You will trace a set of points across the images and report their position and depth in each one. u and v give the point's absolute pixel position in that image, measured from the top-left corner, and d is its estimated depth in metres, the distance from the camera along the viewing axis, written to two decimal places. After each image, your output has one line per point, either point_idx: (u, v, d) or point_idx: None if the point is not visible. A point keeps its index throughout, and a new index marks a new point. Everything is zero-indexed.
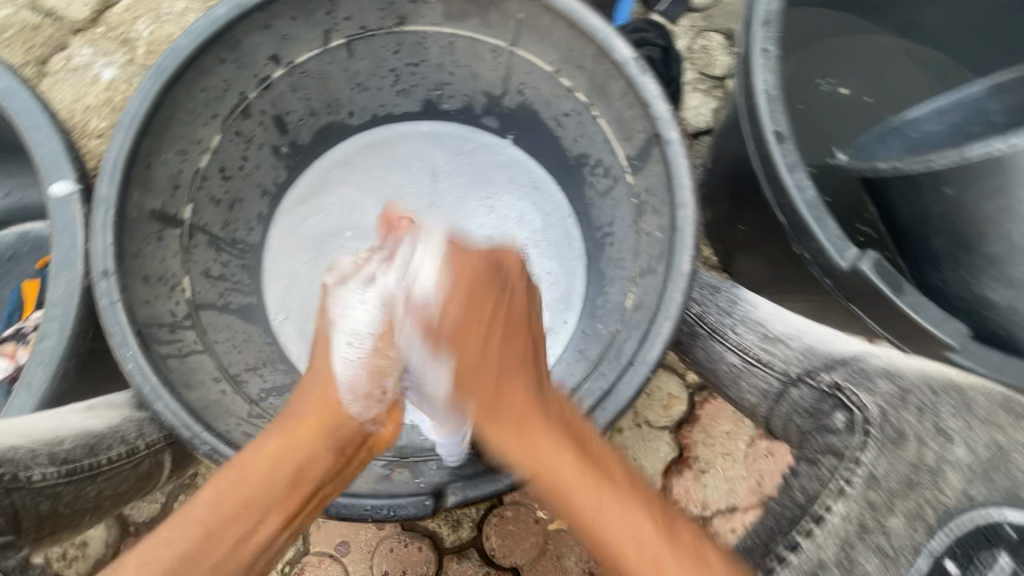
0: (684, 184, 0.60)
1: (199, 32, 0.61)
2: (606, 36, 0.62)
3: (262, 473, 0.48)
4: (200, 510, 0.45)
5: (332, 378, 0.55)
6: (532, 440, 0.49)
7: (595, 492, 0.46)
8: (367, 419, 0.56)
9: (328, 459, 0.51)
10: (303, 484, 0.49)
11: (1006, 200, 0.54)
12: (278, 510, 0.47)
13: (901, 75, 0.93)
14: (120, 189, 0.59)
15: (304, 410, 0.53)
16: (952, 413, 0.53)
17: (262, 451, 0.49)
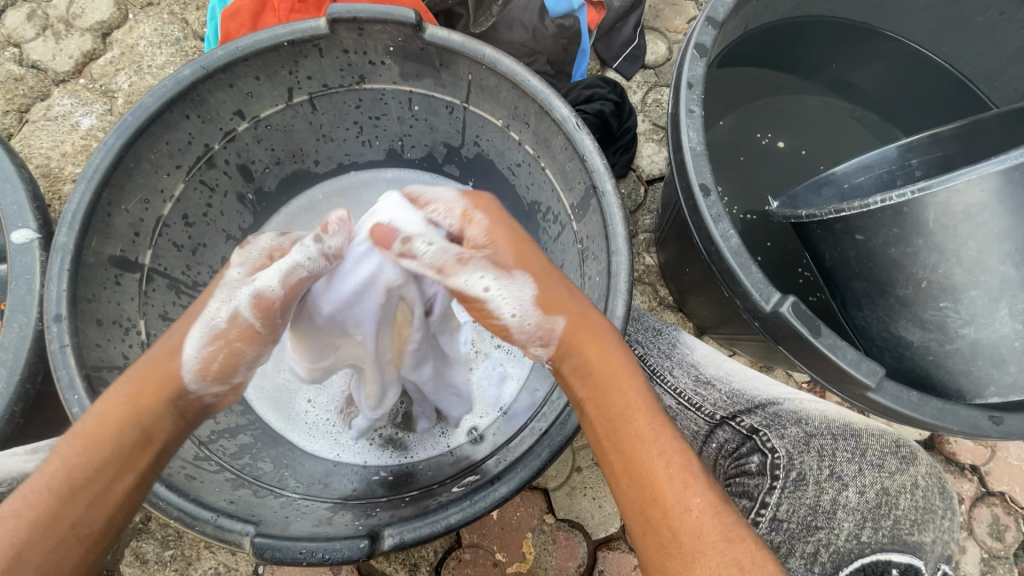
0: (618, 232, 0.64)
1: (165, 91, 0.66)
2: (546, 96, 0.68)
3: (104, 429, 0.46)
4: (40, 481, 0.43)
5: (175, 342, 0.51)
6: (615, 382, 0.49)
7: (635, 416, 0.47)
8: (210, 388, 0.52)
9: (176, 419, 0.50)
10: (156, 441, 0.48)
11: (909, 247, 0.59)
12: (129, 470, 0.46)
13: (835, 129, 0.99)
14: (79, 236, 0.62)
15: (139, 372, 0.50)
16: (849, 458, 0.55)
17: (105, 412, 0.47)
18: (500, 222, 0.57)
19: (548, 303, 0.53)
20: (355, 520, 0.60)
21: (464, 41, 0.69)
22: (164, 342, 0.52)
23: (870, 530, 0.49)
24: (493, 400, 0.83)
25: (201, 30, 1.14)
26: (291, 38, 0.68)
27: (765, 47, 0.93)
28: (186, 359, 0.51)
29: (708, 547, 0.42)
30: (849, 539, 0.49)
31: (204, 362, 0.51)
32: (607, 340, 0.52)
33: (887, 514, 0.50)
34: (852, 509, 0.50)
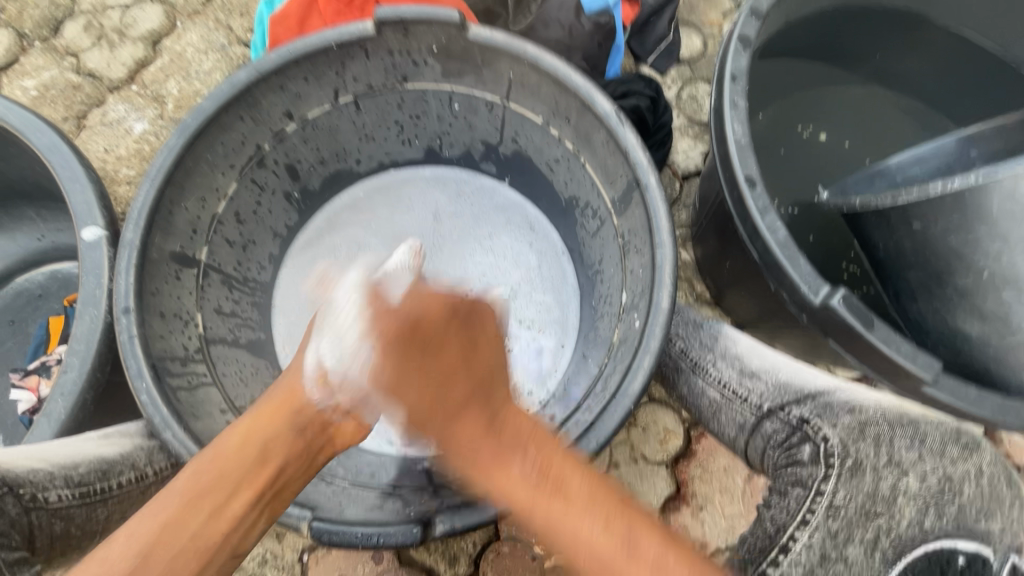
0: (662, 226, 0.64)
1: (222, 94, 0.69)
2: (588, 92, 0.68)
3: (240, 445, 0.53)
4: (178, 487, 0.49)
5: (303, 363, 0.63)
6: (473, 449, 0.53)
7: (489, 469, 0.52)
8: (329, 406, 0.61)
9: (292, 439, 0.56)
10: (271, 461, 0.53)
11: (969, 234, 0.58)
12: (247, 483, 0.51)
13: (879, 121, 0.97)
14: (144, 233, 0.65)
15: (274, 396, 0.60)
16: (907, 446, 0.57)
17: (237, 429, 0.55)
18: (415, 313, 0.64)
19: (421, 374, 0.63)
20: (403, 507, 0.62)
21: (505, 39, 0.70)
22: (296, 365, 0.64)
23: (932, 516, 0.53)
24: (534, 375, 0.86)
25: (246, 36, 1.18)
26: (338, 39, 0.70)
27: (806, 38, 0.91)
28: (313, 386, 0.61)
29: None
30: (911, 525, 0.53)
31: (324, 384, 0.62)
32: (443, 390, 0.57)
33: (950, 500, 0.54)
34: (913, 496, 0.54)
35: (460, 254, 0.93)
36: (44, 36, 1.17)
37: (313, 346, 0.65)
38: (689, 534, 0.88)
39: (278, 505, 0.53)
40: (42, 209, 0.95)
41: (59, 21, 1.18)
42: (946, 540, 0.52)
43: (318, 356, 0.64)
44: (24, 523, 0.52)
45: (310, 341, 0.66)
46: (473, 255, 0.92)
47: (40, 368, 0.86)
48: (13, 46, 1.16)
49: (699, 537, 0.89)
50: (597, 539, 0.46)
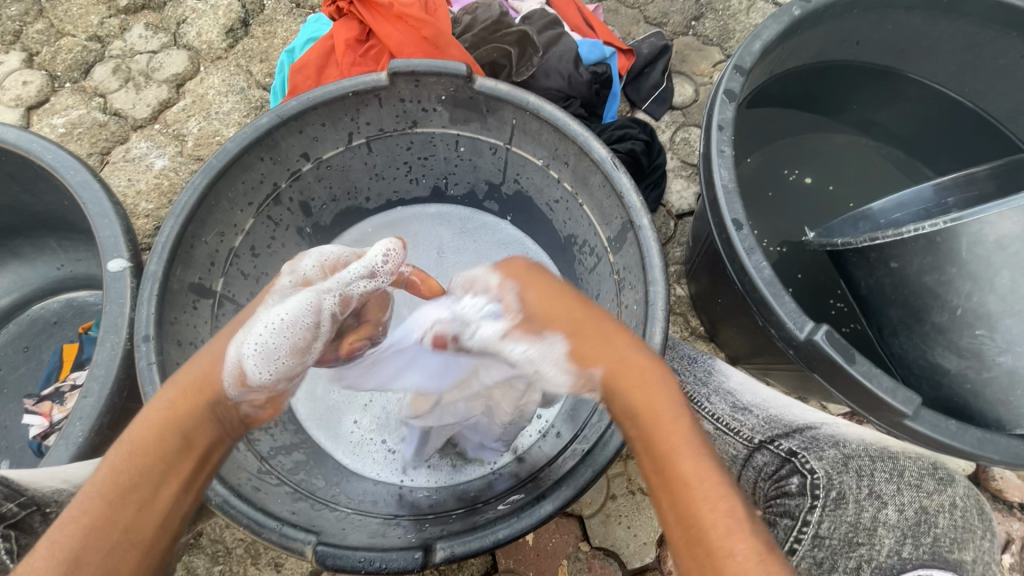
0: (655, 264, 0.68)
1: (245, 137, 0.74)
2: (585, 139, 0.73)
3: (149, 437, 0.50)
4: (99, 485, 0.47)
5: (227, 354, 0.58)
6: (645, 401, 0.50)
7: (669, 473, 0.46)
8: (243, 400, 0.59)
9: (212, 425, 0.54)
10: (194, 449, 0.52)
11: (942, 274, 0.62)
12: (172, 470, 0.50)
13: (862, 167, 1.03)
14: (166, 265, 0.69)
15: (185, 381, 0.55)
16: (886, 478, 0.56)
17: (150, 418, 0.51)
18: (519, 279, 0.62)
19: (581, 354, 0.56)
20: (407, 534, 0.63)
21: (510, 90, 0.76)
22: (214, 348, 0.58)
23: (910, 546, 0.50)
24: None
25: (264, 80, 1.25)
26: (355, 89, 0.76)
27: (790, 90, 0.98)
28: (235, 385, 0.57)
29: None
30: (889, 555, 0.50)
31: (243, 383, 0.58)
32: (653, 380, 0.52)
33: (927, 531, 0.51)
34: (892, 526, 0.51)
35: None
36: (74, 78, 1.24)
37: (246, 331, 0.61)
38: None
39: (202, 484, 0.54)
40: (64, 241, 0.99)
41: (89, 64, 1.25)
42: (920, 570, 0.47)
43: (242, 351, 0.59)
44: None
45: (243, 326, 0.61)
46: None
47: (54, 394, 0.89)
48: (44, 87, 1.23)
49: None
50: (746, 542, 0.42)
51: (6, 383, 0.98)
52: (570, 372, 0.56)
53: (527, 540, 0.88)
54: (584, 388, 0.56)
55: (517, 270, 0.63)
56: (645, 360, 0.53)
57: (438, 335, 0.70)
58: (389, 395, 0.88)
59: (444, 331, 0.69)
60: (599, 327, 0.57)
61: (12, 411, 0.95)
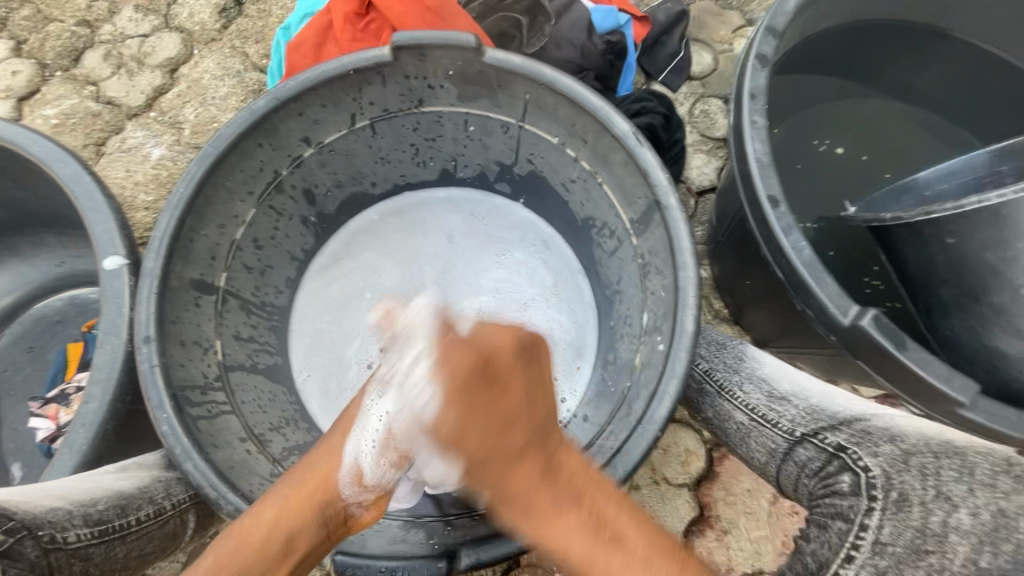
0: (685, 247, 0.63)
1: (242, 122, 0.69)
2: (606, 113, 0.68)
3: (255, 536, 0.50)
4: (199, 574, 0.48)
5: (345, 447, 0.57)
6: (553, 502, 0.51)
7: (550, 529, 0.50)
8: (357, 500, 0.56)
9: (316, 531, 0.52)
10: (292, 555, 0.51)
11: (1006, 250, 0.57)
12: (270, 570, 0.49)
13: (897, 137, 0.96)
14: (165, 261, 0.66)
15: (303, 479, 0.55)
16: (955, 476, 0.49)
17: (263, 514, 0.51)
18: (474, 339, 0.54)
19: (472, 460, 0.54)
20: (427, 541, 0.60)
21: (522, 62, 0.70)
22: (335, 446, 0.58)
23: (989, 555, 0.43)
24: None
25: (260, 62, 1.20)
26: (356, 65, 0.71)
27: (824, 51, 0.91)
28: (348, 480, 0.56)
29: None
30: (967, 564, 0.43)
31: (361, 482, 0.57)
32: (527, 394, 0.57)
33: (1008, 538, 0.44)
34: (967, 532, 0.45)
35: (474, 274, 0.92)
36: (65, 66, 1.19)
37: (362, 428, 0.58)
38: (713, 559, 0.86)
39: None
40: (61, 237, 0.96)
41: (79, 51, 1.20)
42: None
43: (359, 450, 0.57)
44: (45, 565, 0.49)
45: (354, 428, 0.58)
46: (489, 274, 0.92)
47: (59, 396, 0.86)
48: (34, 76, 1.18)
49: (724, 562, 0.86)
50: None
51: (12, 385, 0.95)
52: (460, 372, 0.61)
53: None
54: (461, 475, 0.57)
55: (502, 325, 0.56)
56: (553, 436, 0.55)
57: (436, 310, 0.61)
58: None
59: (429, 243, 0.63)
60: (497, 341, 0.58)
61: (19, 413, 0.93)
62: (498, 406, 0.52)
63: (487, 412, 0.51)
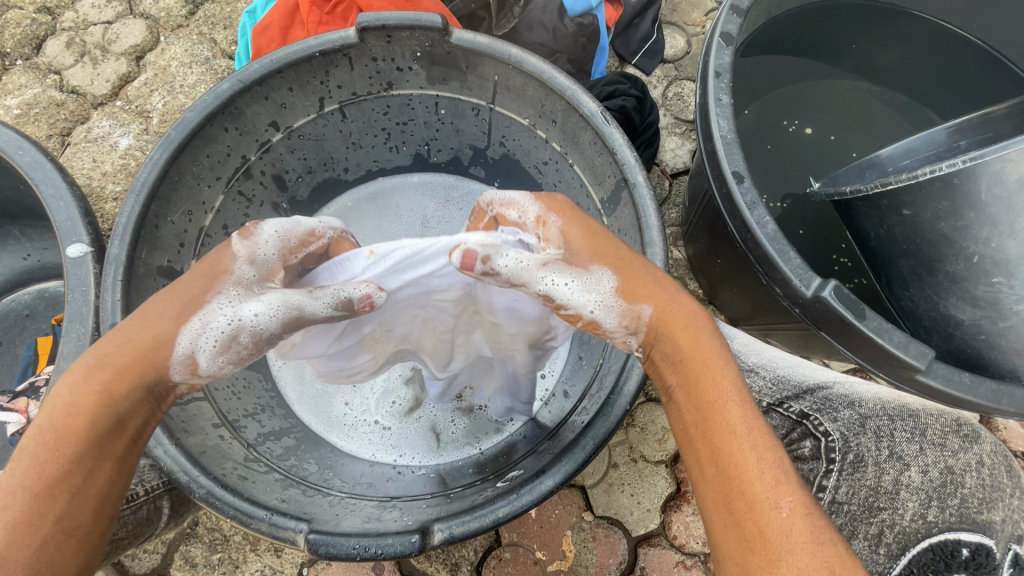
0: (653, 224, 0.64)
1: (205, 106, 0.68)
2: (573, 93, 0.68)
3: (73, 420, 0.46)
4: (15, 479, 0.43)
5: (175, 338, 0.51)
6: (694, 347, 0.50)
7: (681, 343, 0.50)
8: (186, 383, 0.53)
9: (146, 407, 0.50)
10: (126, 431, 0.48)
11: (959, 220, 0.59)
12: (108, 454, 0.47)
13: (865, 115, 0.97)
14: (130, 248, 0.64)
15: (116, 358, 0.49)
16: (908, 439, 0.56)
17: (78, 400, 0.46)
18: (572, 218, 0.57)
19: (628, 290, 0.53)
20: (402, 517, 0.61)
21: (490, 43, 0.70)
22: (160, 334, 0.51)
23: (936, 509, 0.51)
24: None
25: (230, 48, 1.18)
26: (322, 48, 0.70)
27: (788, 33, 0.93)
28: (182, 369, 0.52)
29: (800, 541, 0.41)
30: (913, 519, 0.51)
31: (196, 371, 0.53)
32: (700, 330, 0.51)
33: (953, 492, 0.52)
34: (915, 489, 0.52)
35: None
36: (26, 54, 1.16)
37: (199, 320, 0.53)
38: (691, 533, 0.87)
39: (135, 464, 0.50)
40: (26, 229, 0.94)
41: (40, 39, 1.17)
42: (948, 533, 0.50)
43: (196, 343, 0.52)
44: None
45: (194, 313, 0.53)
46: None
47: (28, 390, 0.84)
48: None
49: (701, 535, 0.87)
50: (781, 470, 0.43)
51: None
52: (616, 313, 0.53)
53: (528, 513, 0.87)
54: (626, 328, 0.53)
55: (564, 209, 0.58)
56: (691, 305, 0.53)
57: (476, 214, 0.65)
58: (376, 374, 0.84)
59: (473, 254, 0.55)
60: (645, 272, 0.54)
61: None
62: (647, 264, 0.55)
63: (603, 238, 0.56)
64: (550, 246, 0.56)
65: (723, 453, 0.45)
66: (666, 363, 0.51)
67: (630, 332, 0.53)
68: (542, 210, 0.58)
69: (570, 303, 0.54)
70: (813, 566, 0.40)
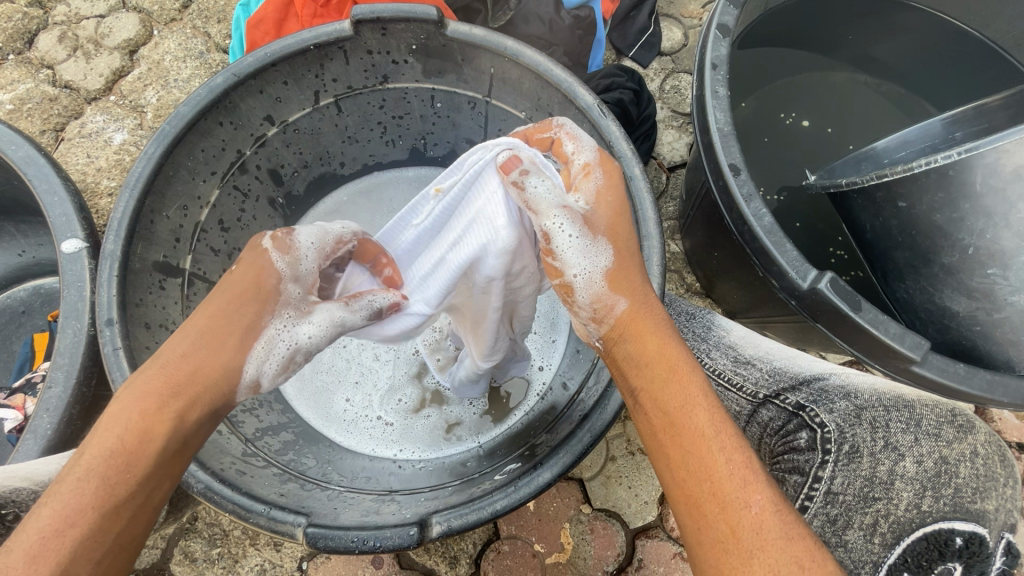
0: (649, 217, 0.63)
1: (199, 99, 0.67)
2: (569, 85, 0.68)
3: (145, 440, 0.44)
4: (84, 497, 0.41)
5: (242, 367, 0.51)
6: (661, 350, 0.50)
7: (647, 347, 0.50)
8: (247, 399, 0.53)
9: (208, 427, 0.50)
10: (188, 450, 0.48)
11: (954, 211, 0.59)
12: (169, 473, 0.46)
13: (861, 108, 0.97)
14: (125, 243, 0.64)
15: (180, 377, 0.48)
16: (903, 429, 0.56)
17: (150, 418, 0.45)
18: (614, 190, 0.55)
19: (615, 278, 0.53)
20: (401, 510, 0.61)
21: (486, 35, 0.69)
22: (223, 362, 0.50)
23: (930, 499, 0.52)
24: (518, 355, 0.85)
25: (224, 42, 1.17)
26: (316, 41, 0.69)
27: (783, 24, 0.93)
28: (244, 390, 0.52)
29: (772, 540, 0.41)
30: (908, 509, 0.52)
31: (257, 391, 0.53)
32: (665, 335, 0.51)
33: (947, 482, 0.52)
34: (910, 479, 0.53)
35: None
36: (17, 49, 1.15)
37: (262, 347, 0.52)
38: None
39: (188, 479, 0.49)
40: (21, 225, 0.93)
41: (32, 34, 1.16)
42: (942, 523, 0.50)
43: (259, 368, 0.52)
44: None
45: (255, 340, 0.52)
46: None
47: (25, 386, 0.84)
48: None
49: None
50: (750, 471, 0.44)
51: None
52: (594, 292, 0.53)
53: (527, 506, 0.87)
54: (594, 316, 0.53)
55: (613, 175, 0.55)
56: (653, 307, 0.53)
57: (510, 160, 0.56)
58: (381, 372, 0.85)
59: (518, 159, 0.55)
60: (637, 268, 0.54)
61: None
62: (629, 259, 0.54)
63: (623, 218, 0.55)
64: (579, 197, 0.54)
65: (692, 456, 0.45)
66: (631, 366, 0.51)
67: (595, 319, 0.53)
68: (593, 161, 0.55)
69: (563, 255, 0.53)
70: (783, 562, 0.40)
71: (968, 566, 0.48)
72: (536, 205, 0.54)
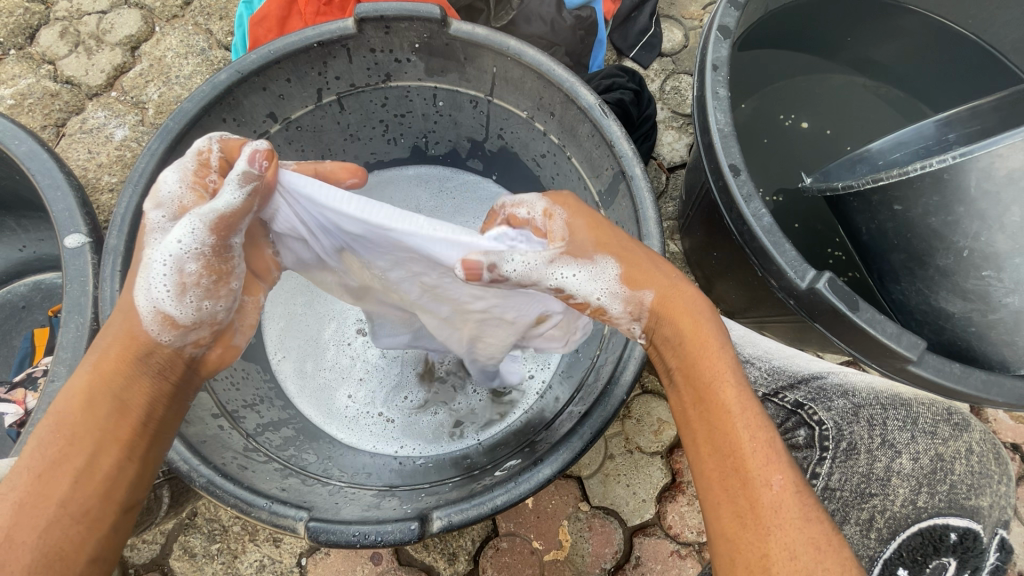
0: (649, 217, 0.64)
1: (202, 95, 0.68)
2: (571, 85, 0.68)
3: (74, 404, 0.45)
4: (25, 463, 0.44)
5: (137, 303, 0.48)
6: (693, 331, 0.49)
7: (682, 327, 0.50)
8: (190, 342, 0.50)
9: (149, 383, 0.48)
10: (132, 412, 0.46)
11: (949, 214, 0.60)
12: (108, 436, 0.45)
13: (860, 109, 0.98)
14: (127, 240, 0.63)
15: (109, 339, 0.48)
16: (900, 426, 0.58)
17: (75, 383, 0.46)
18: (577, 213, 0.52)
19: (635, 274, 0.51)
20: (402, 505, 0.61)
21: (488, 34, 0.70)
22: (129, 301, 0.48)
23: (925, 495, 0.53)
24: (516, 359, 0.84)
25: (226, 39, 1.17)
26: (319, 39, 0.70)
27: (783, 26, 0.94)
28: (156, 322, 0.48)
29: (790, 517, 0.42)
30: (905, 505, 0.53)
31: (176, 325, 0.48)
32: (700, 315, 0.50)
33: (942, 479, 0.54)
34: (906, 476, 0.54)
35: None
36: (18, 44, 1.15)
37: (145, 276, 0.48)
38: (684, 523, 0.88)
39: (154, 449, 0.48)
40: (22, 219, 0.93)
41: (34, 29, 1.16)
42: (937, 519, 0.52)
43: (152, 296, 0.47)
44: None
45: (139, 269, 0.48)
46: None
47: (26, 381, 0.84)
48: None
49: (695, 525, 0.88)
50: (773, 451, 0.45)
51: None
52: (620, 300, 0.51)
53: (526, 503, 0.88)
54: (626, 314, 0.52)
55: (571, 203, 0.53)
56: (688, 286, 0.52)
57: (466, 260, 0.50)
58: (386, 369, 0.85)
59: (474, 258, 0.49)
60: (649, 256, 0.52)
61: None
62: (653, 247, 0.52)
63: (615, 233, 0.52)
64: (557, 243, 0.51)
65: (719, 435, 0.46)
66: (667, 346, 0.51)
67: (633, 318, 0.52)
68: (547, 204, 0.52)
69: (577, 291, 0.51)
70: (800, 541, 0.42)
71: (961, 560, 0.50)
72: (529, 277, 0.50)
